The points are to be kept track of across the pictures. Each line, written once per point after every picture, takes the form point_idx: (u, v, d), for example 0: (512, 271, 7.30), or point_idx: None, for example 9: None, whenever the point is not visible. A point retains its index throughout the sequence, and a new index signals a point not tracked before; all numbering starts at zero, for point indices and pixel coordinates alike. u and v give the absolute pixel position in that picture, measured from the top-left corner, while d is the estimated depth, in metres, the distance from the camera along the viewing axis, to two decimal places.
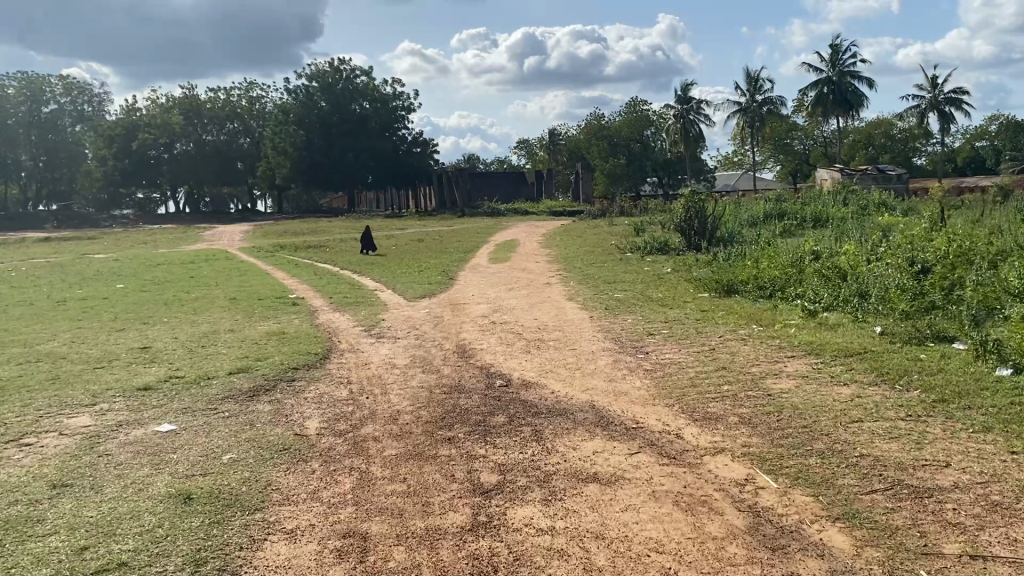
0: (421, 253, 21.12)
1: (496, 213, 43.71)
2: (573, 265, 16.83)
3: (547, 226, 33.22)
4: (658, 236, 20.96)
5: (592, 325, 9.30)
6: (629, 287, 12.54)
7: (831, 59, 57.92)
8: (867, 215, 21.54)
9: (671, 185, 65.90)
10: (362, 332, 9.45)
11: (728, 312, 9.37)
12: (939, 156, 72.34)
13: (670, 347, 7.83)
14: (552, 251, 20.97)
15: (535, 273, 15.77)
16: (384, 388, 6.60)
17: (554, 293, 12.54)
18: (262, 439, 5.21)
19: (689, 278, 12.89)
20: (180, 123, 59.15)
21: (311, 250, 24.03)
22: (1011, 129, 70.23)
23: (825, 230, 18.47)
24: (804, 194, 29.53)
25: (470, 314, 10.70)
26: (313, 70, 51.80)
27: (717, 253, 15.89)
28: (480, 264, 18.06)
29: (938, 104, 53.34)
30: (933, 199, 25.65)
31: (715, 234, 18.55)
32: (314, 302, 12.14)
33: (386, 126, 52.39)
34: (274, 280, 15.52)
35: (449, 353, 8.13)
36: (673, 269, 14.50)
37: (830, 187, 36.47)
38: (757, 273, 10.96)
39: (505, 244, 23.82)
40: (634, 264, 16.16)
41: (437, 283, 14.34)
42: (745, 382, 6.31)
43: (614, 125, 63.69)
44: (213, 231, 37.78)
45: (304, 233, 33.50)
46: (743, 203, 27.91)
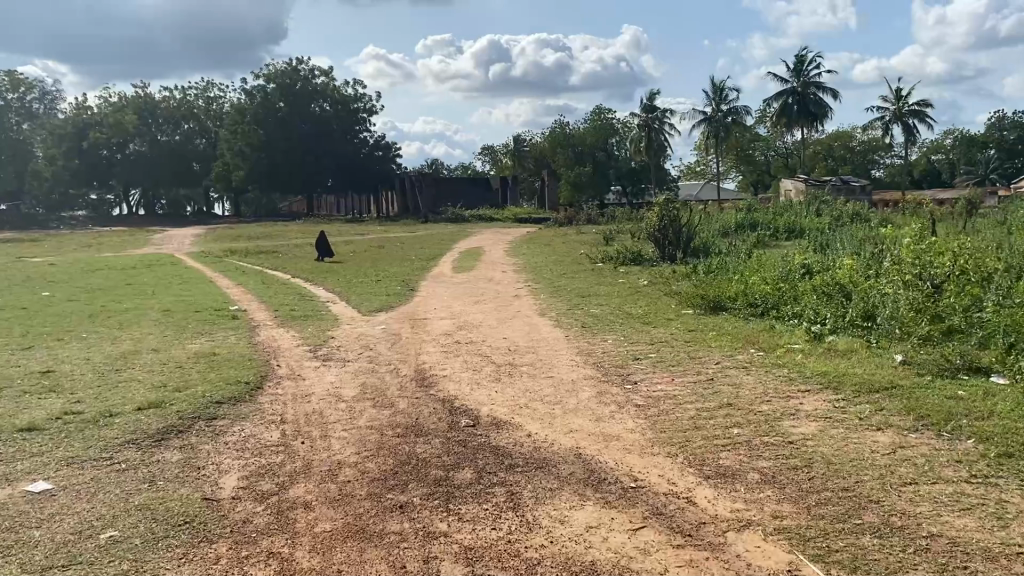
0: (380, 261, 19.96)
1: (460, 219, 42.63)
2: (542, 276, 15.79)
3: (511, 233, 32.24)
4: (629, 246, 20.07)
5: (568, 346, 8.26)
6: (606, 302, 11.53)
7: (796, 69, 57.88)
8: (837, 228, 20.87)
9: (636, 194, 65.43)
10: (306, 353, 8.29)
11: (719, 333, 8.37)
12: (897, 168, 72.83)
13: (660, 375, 6.79)
14: (518, 261, 19.92)
15: (503, 284, 14.70)
16: (325, 430, 5.46)
17: (524, 307, 11.50)
18: (158, 507, 4.06)
19: (668, 292, 11.94)
20: (133, 123, 57.22)
21: (264, 256, 22.70)
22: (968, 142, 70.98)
23: (799, 244, 17.69)
24: (771, 204, 28.92)
25: (431, 331, 9.59)
26: (270, 70, 50.29)
27: (694, 265, 14.98)
28: (442, 274, 16.95)
29: (903, 116, 53.53)
30: (900, 212, 25.17)
31: (691, 245, 17.66)
32: (257, 316, 10.96)
33: (346, 128, 51.43)
34: (217, 290, 14.26)
35: (406, 381, 7.01)
36: (650, 282, 13.55)
37: (795, 197, 36.14)
38: (746, 287, 9.95)
39: (469, 252, 22.73)
40: (608, 276, 15.18)
41: (396, 294, 13.23)
42: (757, 422, 5.29)
43: (579, 133, 62.97)
44: (164, 234, 36.16)
45: (258, 237, 32.06)
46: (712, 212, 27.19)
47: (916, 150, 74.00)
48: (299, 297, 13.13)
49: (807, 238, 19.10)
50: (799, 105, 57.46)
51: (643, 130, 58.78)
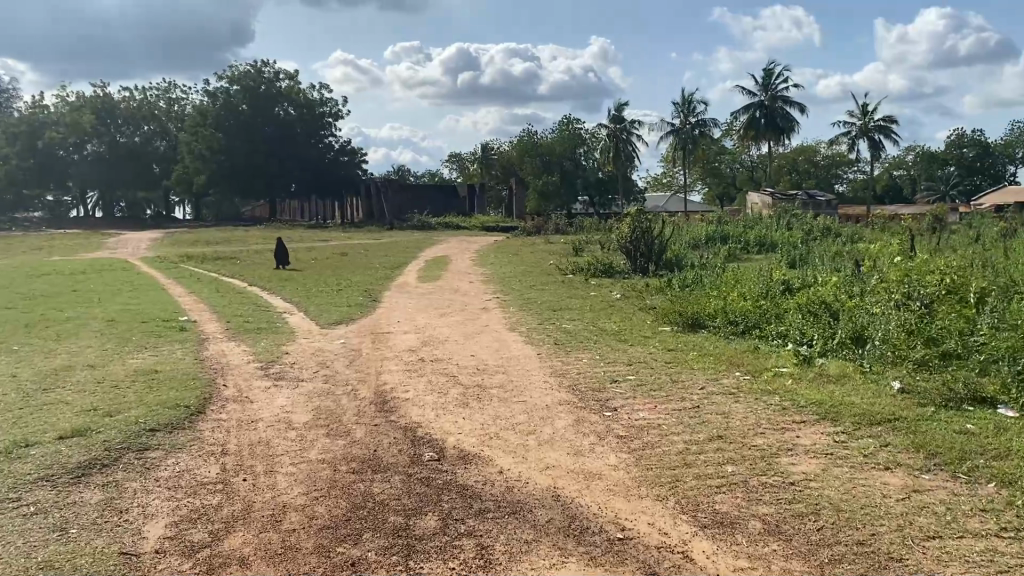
0: (342, 269, 19.28)
1: (426, 226, 41.97)
2: (510, 288, 15.27)
3: (477, 242, 31.70)
4: (599, 258, 19.63)
5: (541, 366, 7.73)
6: (578, 317, 11.02)
7: (764, 83, 58.11)
8: (806, 243, 20.64)
9: (603, 205, 65.31)
10: (258, 372, 7.66)
11: (701, 354, 7.88)
12: (860, 183, 73.61)
13: (640, 401, 6.28)
14: (485, 271, 19.36)
15: (470, 296, 14.15)
16: (272, 466, 4.87)
17: (492, 321, 10.96)
18: (66, 564, 3.45)
19: (642, 307, 11.47)
20: (92, 123, 55.83)
21: (221, 263, 21.88)
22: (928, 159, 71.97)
23: (771, 258, 17.38)
24: (740, 217, 28.71)
25: (394, 347, 9.02)
26: (234, 72, 49.31)
27: (668, 278, 14.57)
28: (407, 284, 16.35)
29: (868, 132, 53.99)
30: (867, 227, 25.09)
31: (663, 257, 17.24)
32: (207, 328, 10.29)
33: (311, 132, 50.69)
34: (168, 298, 13.56)
35: (366, 405, 6.43)
36: (623, 296, 13.07)
37: (761, 211, 36.07)
38: (726, 305, 9.47)
39: (435, 261, 22.17)
40: (579, 288, 14.69)
41: (359, 305, 12.64)
42: (752, 459, 4.80)
43: (547, 142, 62.64)
44: (119, 238, 35.04)
45: (218, 242, 31.13)
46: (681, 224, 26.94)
47: (878, 166, 74.91)
48: (255, 308, 12.47)
49: (777, 253, 18.82)
50: (766, 119, 57.74)
51: (611, 140, 58.63)
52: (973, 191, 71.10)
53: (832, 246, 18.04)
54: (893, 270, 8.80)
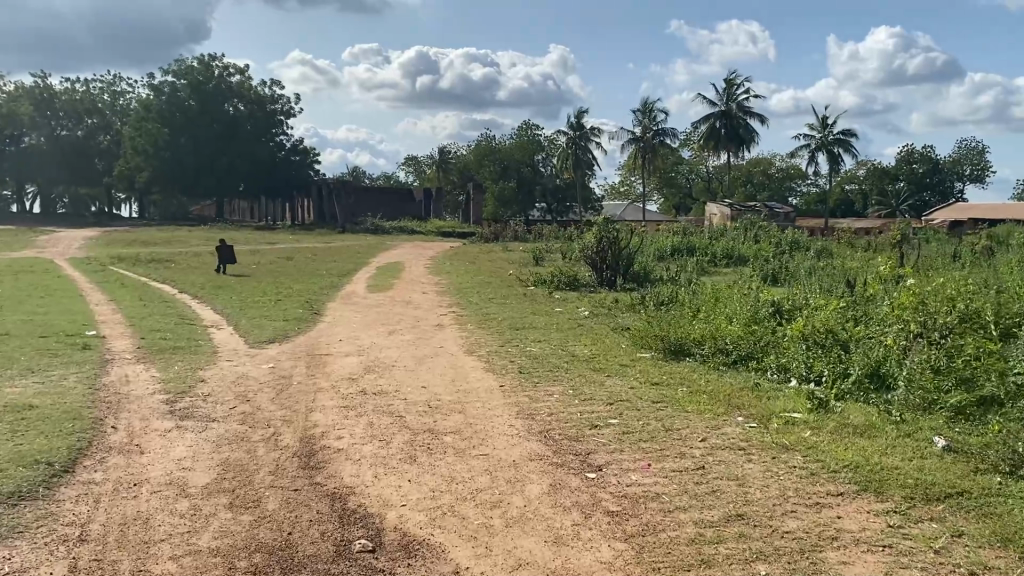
0: (285, 276, 17.89)
1: (379, 231, 40.51)
2: (467, 301, 14.03)
3: (432, 249, 30.40)
4: (561, 269, 18.46)
5: (504, 403, 6.50)
6: (545, 338, 9.84)
7: (725, 92, 57.77)
8: (772, 259, 19.81)
9: (560, 213, 64.42)
10: (163, 408, 6.31)
11: (692, 391, 6.72)
12: (813, 197, 73.97)
13: (630, 457, 5.07)
14: (440, 281, 18.10)
15: (423, 310, 12.88)
16: (142, 564, 3.56)
17: (449, 341, 9.73)
18: None
19: (614, 328, 10.34)
20: (30, 114, 53.33)
21: (154, 266, 20.31)
22: (879, 174, 72.57)
23: (743, 275, 16.39)
24: (701, 228, 27.91)
25: (333, 375, 7.69)
26: (180, 65, 47.32)
27: (639, 293, 13.47)
28: (355, 294, 15.04)
29: (828, 144, 53.99)
30: (830, 242, 24.43)
31: (631, 270, 16.12)
32: (114, 347, 8.85)
33: (261, 131, 48.92)
34: (82, 306, 12.08)
35: (287, 459, 5.13)
36: (591, 314, 11.90)
37: (720, 222, 35.36)
38: (714, 329, 8.34)
39: (387, 268, 20.87)
40: (542, 304, 13.51)
41: (299, 319, 11.32)
42: (789, 555, 3.64)
43: (505, 148, 61.54)
44: (51, 236, 33.00)
45: (158, 243, 29.40)
46: (644, 234, 25.99)
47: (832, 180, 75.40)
48: (179, 321, 11.07)
49: (746, 270, 17.86)
50: (726, 129, 57.40)
51: (570, 147, 57.67)
52: (922, 207, 71.94)
53: (800, 265, 17.17)
54: (905, 295, 7.75)
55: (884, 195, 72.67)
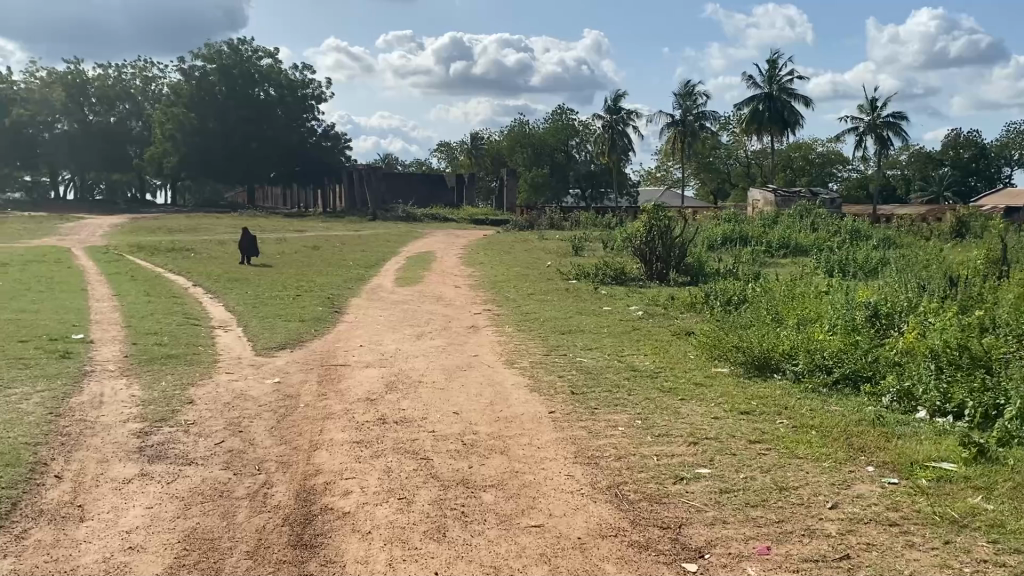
0: (308, 268, 16.67)
1: (410, 218, 39.30)
2: (503, 298, 12.65)
3: (465, 236, 29.11)
4: (605, 260, 16.97)
5: (558, 440, 5.16)
6: (597, 344, 8.50)
7: (769, 74, 55.68)
8: (830, 253, 18.17)
9: (595, 199, 62.87)
10: (133, 443, 5.07)
11: (796, 426, 5.35)
12: (856, 182, 71.44)
13: (741, 535, 3.72)
14: (472, 272, 16.77)
15: (456, 308, 11.53)
16: None
17: (487, 348, 8.38)
18: None
19: (678, 332, 8.98)
20: (62, 100, 52.97)
21: (174, 255, 19.28)
22: (924, 159, 69.78)
23: (804, 270, 14.80)
24: (744, 215, 26.22)
25: (349, 396, 6.36)
26: (210, 49, 46.48)
27: (698, 291, 12.02)
28: (382, 289, 13.80)
29: (878, 128, 51.68)
30: (890, 230, 22.57)
31: (684, 261, 14.61)
32: (97, 356, 7.59)
33: (292, 116, 47.94)
34: (83, 303, 10.97)
35: (275, 531, 3.80)
36: (645, 315, 10.42)
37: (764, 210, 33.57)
38: (806, 341, 6.89)
39: (418, 259, 19.60)
40: (588, 301, 12.08)
41: (319, 319, 10.06)
42: None
43: (539, 133, 60.03)
44: (77, 223, 32.26)
45: (184, 230, 28.50)
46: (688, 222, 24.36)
47: (873, 165, 72.85)
48: (183, 320, 9.85)
49: (804, 264, 16.24)
50: (769, 112, 55.25)
51: (606, 132, 55.89)
52: (968, 193, 69.06)
53: (863, 260, 15.55)
54: None
55: (928, 181, 70.14)
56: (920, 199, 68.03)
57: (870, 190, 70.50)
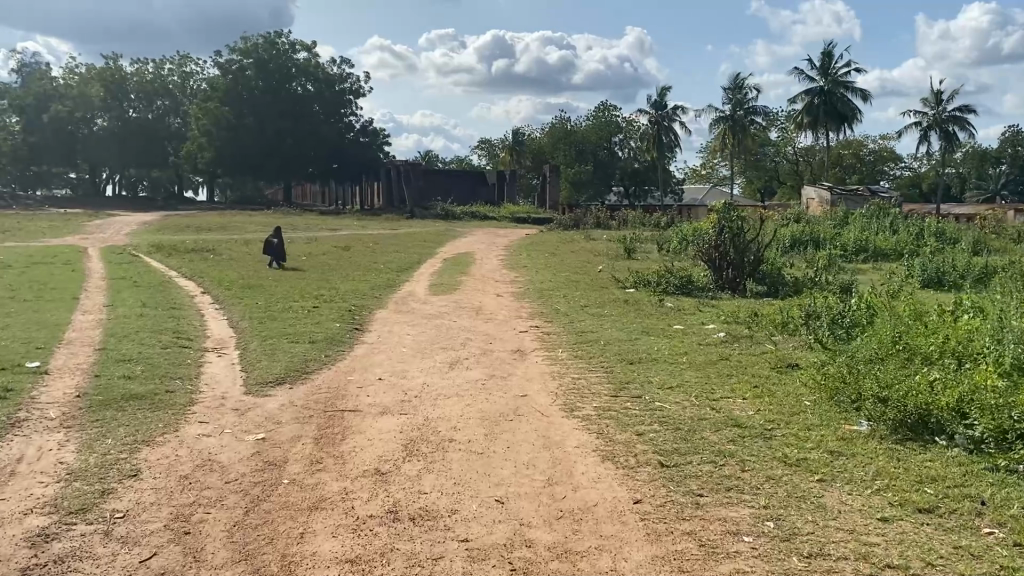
0: (333, 272, 15.08)
1: (449, 217, 37.66)
2: (550, 311, 10.84)
3: (506, 236, 27.38)
4: (663, 267, 14.98)
5: (656, 566, 3.41)
6: (682, 381, 6.74)
7: (823, 66, 52.96)
8: (907, 263, 16.14)
9: (638, 197, 60.92)
10: (20, 558, 3.42)
11: (1021, 541, 3.51)
12: (908, 180, 68.34)
13: None
14: (514, 279, 14.92)
15: (497, 325, 9.77)
16: None
17: (539, 385, 6.61)
18: None
19: (779, 366, 7.18)
20: (101, 96, 52.37)
21: (194, 255, 17.80)
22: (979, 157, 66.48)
23: (890, 281, 12.84)
24: (799, 213, 24.12)
25: (354, 466, 4.64)
26: (247, 43, 45.36)
27: (788, 308, 10.09)
28: (413, 298, 12.10)
29: (942, 122, 48.78)
30: (967, 230, 20.33)
31: (758, 268, 12.68)
32: (43, 393, 5.96)
33: (330, 111, 46.62)
34: (66, 316, 9.47)
35: None
36: (729, 338, 8.57)
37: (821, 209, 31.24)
38: (987, 396, 4.98)
39: (455, 262, 17.90)
40: (652, 317, 10.23)
41: (333, 339, 8.35)
42: None
43: (581, 130, 58.04)
44: (107, 220, 31.28)
45: (213, 228, 27.31)
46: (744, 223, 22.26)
47: (925, 163, 69.69)
48: (171, 339, 8.27)
49: (884, 275, 14.26)
50: (825, 106, 52.60)
51: (652, 128, 53.67)
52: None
53: (951, 270, 13.51)
54: None
55: (984, 179, 66.95)
56: (974, 199, 64.90)
57: (924, 188, 67.36)
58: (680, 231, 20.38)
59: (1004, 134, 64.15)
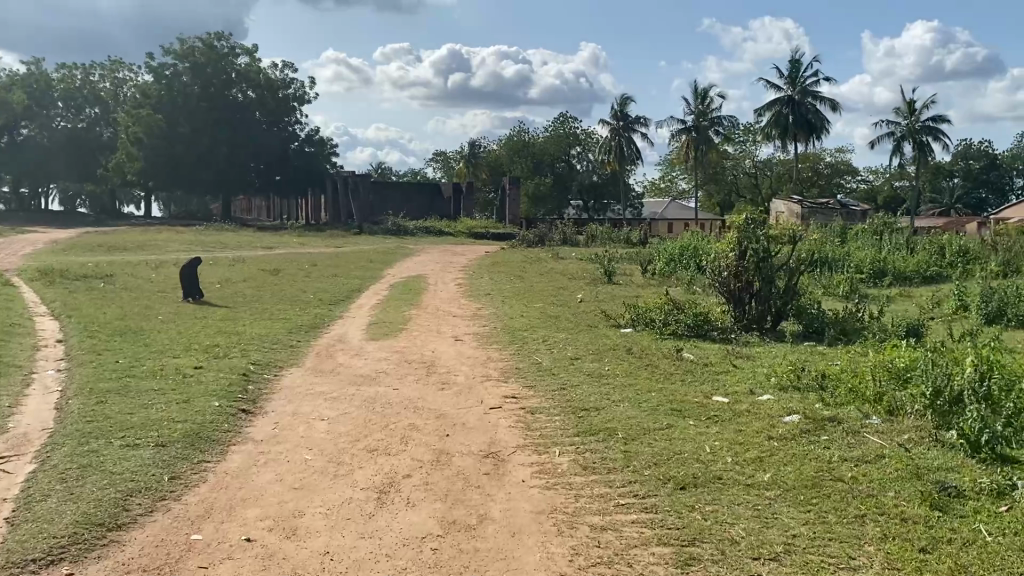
0: (250, 306, 11.93)
1: (401, 232, 34.56)
2: (528, 369, 7.77)
3: (465, 255, 24.33)
4: (657, 299, 12.07)
5: None
6: (786, 533, 3.86)
7: (791, 75, 51.03)
8: (944, 293, 13.31)
9: (598, 211, 58.35)
10: None
11: None
12: (866, 192, 66.96)
13: None
14: (476, 314, 11.88)
15: (456, 397, 6.73)
16: None
17: (536, 557, 3.63)
18: None
19: (925, 489, 4.35)
20: (23, 104, 48.21)
21: (84, 284, 14.46)
22: (935, 170, 65.31)
23: (943, 321, 10.10)
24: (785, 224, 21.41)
25: None
26: (183, 46, 41.83)
27: (859, 368, 7.25)
28: (342, 347, 9.00)
29: (916, 133, 47.15)
30: (975, 243, 17.76)
31: (788, 304, 9.91)
32: None
33: (272, 120, 43.33)
34: None
35: None
36: (808, 428, 5.60)
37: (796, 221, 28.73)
38: None
39: (405, 289, 14.81)
40: (669, 379, 7.27)
41: (196, 440, 5.24)
42: None
43: (539, 141, 55.57)
44: (13, 238, 27.75)
45: (131, 248, 23.77)
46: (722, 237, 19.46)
47: (879, 176, 68.52)
48: None
49: (926, 309, 11.53)
50: (793, 116, 50.65)
51: (613, 139, 51.19)
52: (978, 207, 64.75)
53: (1011, 299, 10.74)
54: None
55: (938, 193, 66.05)
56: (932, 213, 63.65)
57: (881, 202, 66.10)
58: (666, 251, 17.54)
59: (961, 146, 63.07)
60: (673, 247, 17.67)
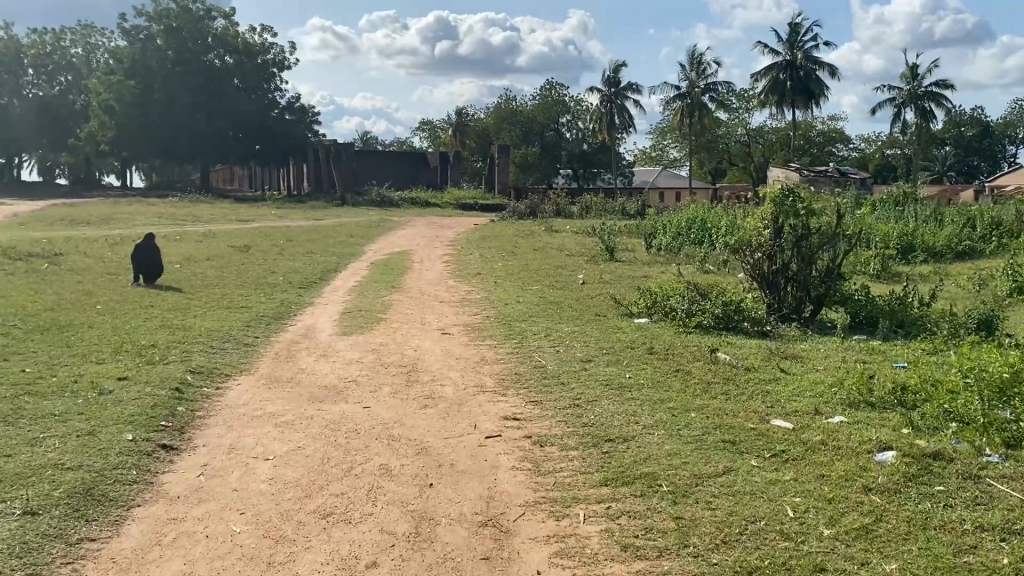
0: (207, 292, 10.39)
1: (384, 203, 32.95)
2: (528, 378, 6.28)
3: (449, 228, 22.79)
4: (668, 281, 10.59)
5: None
6: None
7: (790, 39, 49.27)
8: (987, 270, 11.91)
9: (588, 180, 56.66)
10: None
11: None
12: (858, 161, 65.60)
13: None
14: (462, 299, 10.39)
15: (443, 420, 5.27)
16: None
17: None
18: None
19: None
20: None
21: (25, 264, 12.84)
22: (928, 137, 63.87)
23: (1007, 308, 8.69)
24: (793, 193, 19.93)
25: None
26: (157, 7, 39.77)
27: (932, 377, 5.85)
28: (306, 345, 7.51)
29: (918, 98, 45.64)
30: (1007, 214, 16.38)
31: (831, 289, 8.45)
32: None
33: (251, 87, 41.36)
34: None
35: None
36: (921, 476, 4.14)
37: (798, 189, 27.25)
38: None
39: (386, 269, 13.31)
40: (709, 393, 5.79)
41: (83, 503, 3.79)
42: None
43: (527, 109, 53.73)
44: None
45: (92, 222, 22.08)
46: (729, 208, 17.94)
47: (873, 143, 67.08)
48: None
49: (976, 293, 10.12)
50: (791, 82, 49.01)
51: (603, 107, 49.39)
52: (972, 174, 63.51)
53: None
54: None
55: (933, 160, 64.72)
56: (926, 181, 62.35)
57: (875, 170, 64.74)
58: (670, 225, 16.04)
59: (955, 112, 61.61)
60: (680, 221, 16.20)
